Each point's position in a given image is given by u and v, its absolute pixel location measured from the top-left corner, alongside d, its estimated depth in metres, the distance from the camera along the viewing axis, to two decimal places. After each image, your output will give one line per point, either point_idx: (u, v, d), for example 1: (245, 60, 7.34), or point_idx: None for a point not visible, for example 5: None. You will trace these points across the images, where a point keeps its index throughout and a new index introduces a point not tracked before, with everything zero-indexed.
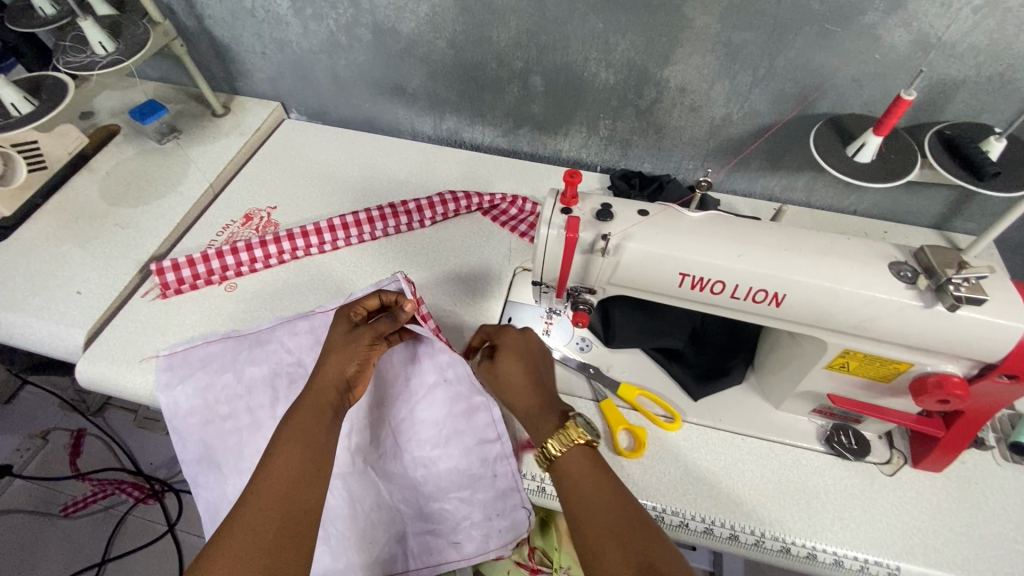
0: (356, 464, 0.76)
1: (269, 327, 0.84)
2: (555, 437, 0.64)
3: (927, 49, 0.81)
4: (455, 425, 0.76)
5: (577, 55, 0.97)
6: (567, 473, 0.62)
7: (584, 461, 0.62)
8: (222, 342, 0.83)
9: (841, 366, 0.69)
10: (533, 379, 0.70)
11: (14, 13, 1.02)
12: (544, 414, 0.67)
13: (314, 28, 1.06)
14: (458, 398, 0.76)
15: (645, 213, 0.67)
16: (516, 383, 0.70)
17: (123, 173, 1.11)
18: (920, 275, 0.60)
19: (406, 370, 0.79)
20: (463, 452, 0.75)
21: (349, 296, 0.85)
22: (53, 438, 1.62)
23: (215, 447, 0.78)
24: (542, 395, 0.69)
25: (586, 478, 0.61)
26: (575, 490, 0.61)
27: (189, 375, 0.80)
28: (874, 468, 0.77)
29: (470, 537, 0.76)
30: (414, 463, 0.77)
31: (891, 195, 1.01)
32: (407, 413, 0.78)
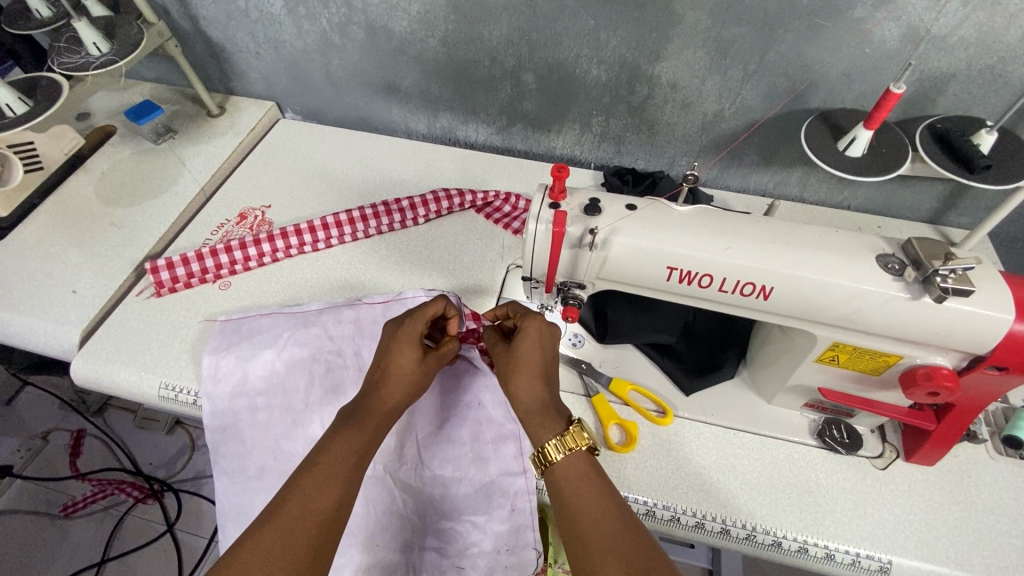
0: (378, 470, 0.77)
1: (316, 311, 0.87)
2: (555, 441, 0.63)
3: (916, 42, 0.81)
4: (483, 440, 0.78)
5: (569, 52, 0.97)
6: (564, 480, 0.62)
7: (583, 468, 0.62)
8: (273, 320, 0.86)
9: (831, 359, 0.69)
10: (542, 370, 0.69)
11: (10, 15, 1.02)
12: (546, 414, 0.67)
13: (307, 28, 1.06)
14: (490, 424, 0.79)
15: (633, 207, 0.67)
16: (530, 371, 0.69)
17: (120, 173, 1.11)
18: (908, 267, 0.60)
19: (444, 386, 0.82)
20: (485, 477, 0.76)
21: (398, 295, 0.88)
22: (54, 439, 1.62)
23: (246, 418, 0.79)
24: (546, 392, 0.68)
25: (585, 485, 0.61)
26: (575, 497, 0.60)
27: (234, 344, 0.83)
28: (866, 462, 0.76)
29: (476, 566, 0.73)
30: (434, 480, 0.77)
31: (884, 190, 1.01)
32: (436, 429, 0.80)
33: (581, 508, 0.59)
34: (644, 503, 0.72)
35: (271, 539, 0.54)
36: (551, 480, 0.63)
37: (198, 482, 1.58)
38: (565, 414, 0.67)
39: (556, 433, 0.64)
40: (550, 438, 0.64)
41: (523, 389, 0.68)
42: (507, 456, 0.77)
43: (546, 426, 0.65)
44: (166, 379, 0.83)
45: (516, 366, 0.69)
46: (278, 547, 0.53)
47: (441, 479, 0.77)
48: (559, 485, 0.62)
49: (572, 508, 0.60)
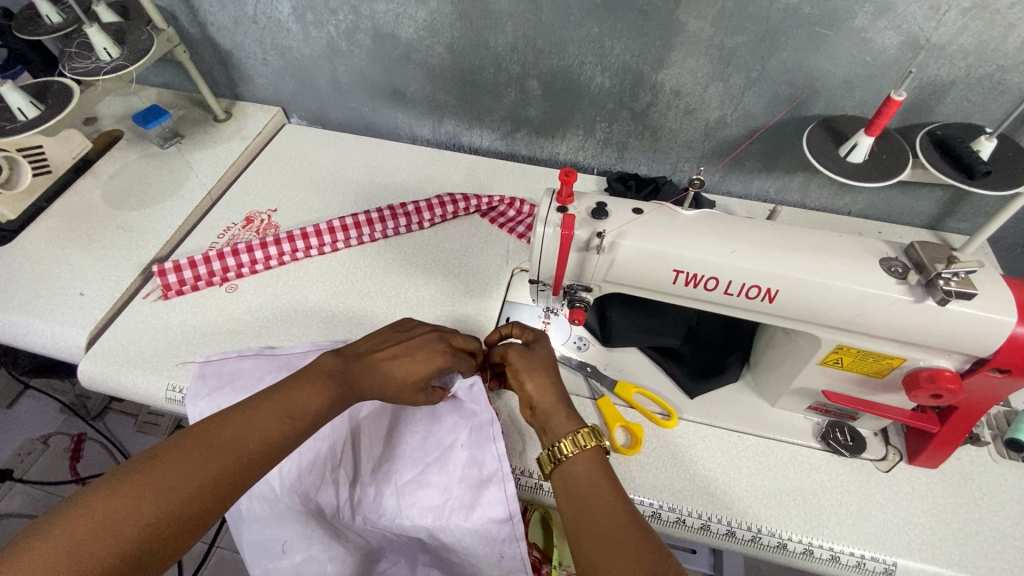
0: (359, 513, 0.75)
1: (302, 352, 0.83)
2: (569, 436, 0.65)
3: (916, 50, 0.83)
4: (466, 485, 0.72)
5: (573, 59, 0.98)
6: (577, 478, 0.62)
7: (595, 466, 0.63)
8: (253, 361, 0.82)
9: (835, 362, 0.70)
10: (555, 369, 0.74)
11: (20, 21, 1.04)
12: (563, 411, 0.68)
13: (315, 34, 1.07)
14: (472, 467, 0.73)
15: (639, 211, 0.68)
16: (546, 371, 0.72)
17: (127, 177, 1.12)
18: (910, 271, 0.61)
19: (426, 424, 0.78)
20: (469, 528, 0.71)
21: None
22: (54, 443, 1.62)
23: None
24: (561, 390, 0.71)
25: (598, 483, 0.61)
26: (587, 493, 0.60)
27: (217, 388, 0.79)
28: (870, 464, 0.77)
29: None
30: (416, 528, 0.73)
31: (885, 196, 1.02)
32: (414, 475, 0.74)
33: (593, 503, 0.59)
34: (650, 505, 0.72)
35: (186, 464, 0.51)
36: (562, 477, 0.63)
37: None
38: (579, 413, 0.69)
39: (571, 429, 0.66)
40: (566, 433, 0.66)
41: (534, 386, 0.71)
42: (489, 506, 0.71)
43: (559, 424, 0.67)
44: (173, 382, 0.83)
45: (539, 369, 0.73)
46: (177, 481, 0.50)
47: (423, 528, 0.73)
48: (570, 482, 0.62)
49: (583, 504, 0.60)
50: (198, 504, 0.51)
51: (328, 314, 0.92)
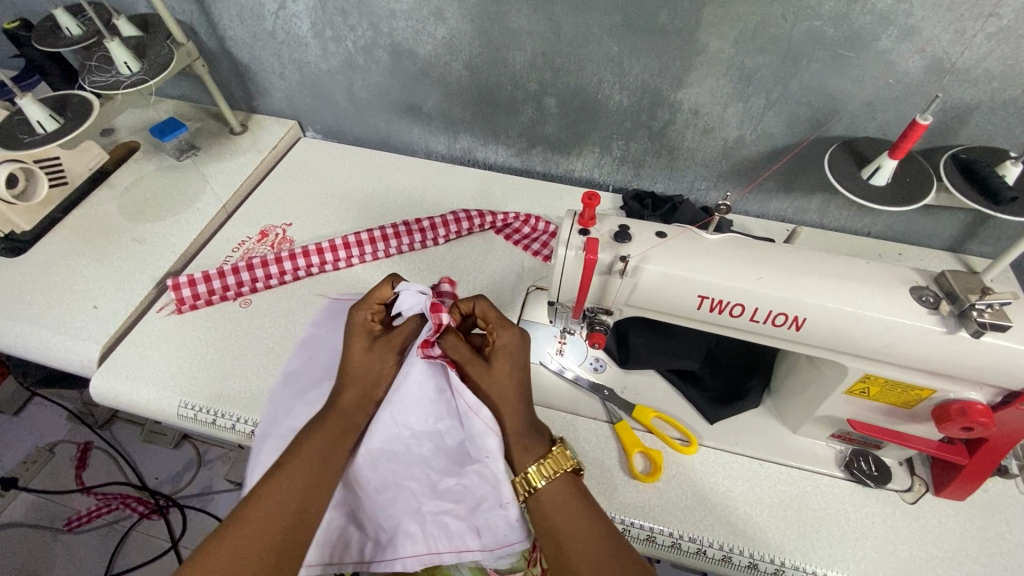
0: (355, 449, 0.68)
1: None
2: (536, 466, 0.61)
3: (941, 74, 0.82)
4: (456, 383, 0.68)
5: (591, 78, 0.98)
6: (548, 509, 0.59)
7: (567, 491, 0.60)
8: None
9: (861, 391, 0.68)
10: (522, 397, 0.65)
11: (42, 34, 1.04)
12: (524, 437, 0.63)
13: (333, 50, 1.08)
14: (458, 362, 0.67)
15: (662, 235, 0.67)
16: (511, 400, 0.65)
17: (142, 189, 1.12)
18: (942, 300, 0.60)
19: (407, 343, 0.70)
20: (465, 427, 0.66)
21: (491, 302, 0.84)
22: (60, 451, 1.61)
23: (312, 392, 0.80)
24: (523, 413, 0.65)
25: (569, 512, 0.59)
26: (561, 525, 0.58)
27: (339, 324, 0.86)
28: (895, 496, 0.75)
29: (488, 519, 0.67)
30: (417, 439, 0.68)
31: (905, 218, 1.01)
32: (399, 381, 0.67)
33: (564, 533, 0.58)
34: (670, 535, 0.70)
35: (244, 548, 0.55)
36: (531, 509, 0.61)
37: (204, 498, 1.56)
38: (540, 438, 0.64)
39: (536, 456, 0.62)
40: (530, 462, 0.62)
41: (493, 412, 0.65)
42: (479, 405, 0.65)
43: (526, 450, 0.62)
44: (185, 399, 0.82)
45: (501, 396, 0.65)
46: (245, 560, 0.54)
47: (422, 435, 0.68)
48: (543, 514, 0.60)
49: (552, 533, 0.58)
50: (280, 550, 0.56)
51: None
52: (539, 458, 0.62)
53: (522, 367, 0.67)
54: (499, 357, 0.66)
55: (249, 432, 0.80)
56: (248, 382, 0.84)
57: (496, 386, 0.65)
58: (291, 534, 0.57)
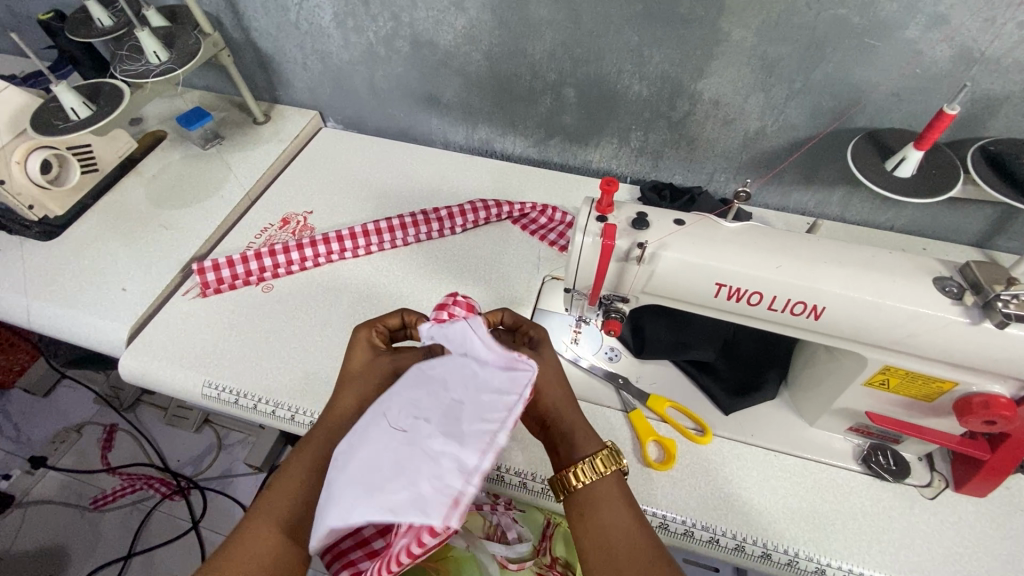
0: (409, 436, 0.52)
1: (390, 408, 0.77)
2: (587, 461, 0.60)
3: (970, 64, 0.80)
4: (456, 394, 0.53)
5: (610, 69, 0.98)
6: (594, 504, 0.59)
7: (615, 491, 0.60)
8: None
9: (881, 383, 0.67)
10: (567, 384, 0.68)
11: (75, 25, 1.07)
12: (581, 428, 0.64)
13: (355, 40, 1.09)
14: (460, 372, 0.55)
15: (681, 222, 0.67)
16: (558, 381, 0.67)
17: (170, 177, 1.15)
18: (966, 292, 0.59)
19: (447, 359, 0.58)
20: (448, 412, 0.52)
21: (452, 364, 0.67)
22: (87, 432, 1.66)
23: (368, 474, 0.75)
24: (572, 406, 0.66)
25: (616, 509, 0.58)
26: (605, 513, 0.58)
27: None
28: (914, 491, 0.74)
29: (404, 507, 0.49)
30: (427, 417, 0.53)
31: (930, 212, 0.99)
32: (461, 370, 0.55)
33: (610, 532, 0.57)
34: (682, 522, 0.71)
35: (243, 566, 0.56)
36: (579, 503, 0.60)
37: (224, 481, 1.60)
38: (597, 432, 0.64)
39: (590, 452, 0.61)
40: (585, 456, 0.61)
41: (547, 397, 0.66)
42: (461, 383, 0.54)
43: (578, 444, 0.62)
44: (210, 379, 0.85)
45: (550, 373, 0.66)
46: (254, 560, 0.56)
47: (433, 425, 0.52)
48: (590, 509, 0.59)
49: (597, 528, 0.57)
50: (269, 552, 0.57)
51: (361, 316, 0.93)
52: (591, 454, 0.61)
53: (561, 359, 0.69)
54: (546, 347, 0.69)
55: (270, 412, 0.82)
56: (270, 365, 0.86)
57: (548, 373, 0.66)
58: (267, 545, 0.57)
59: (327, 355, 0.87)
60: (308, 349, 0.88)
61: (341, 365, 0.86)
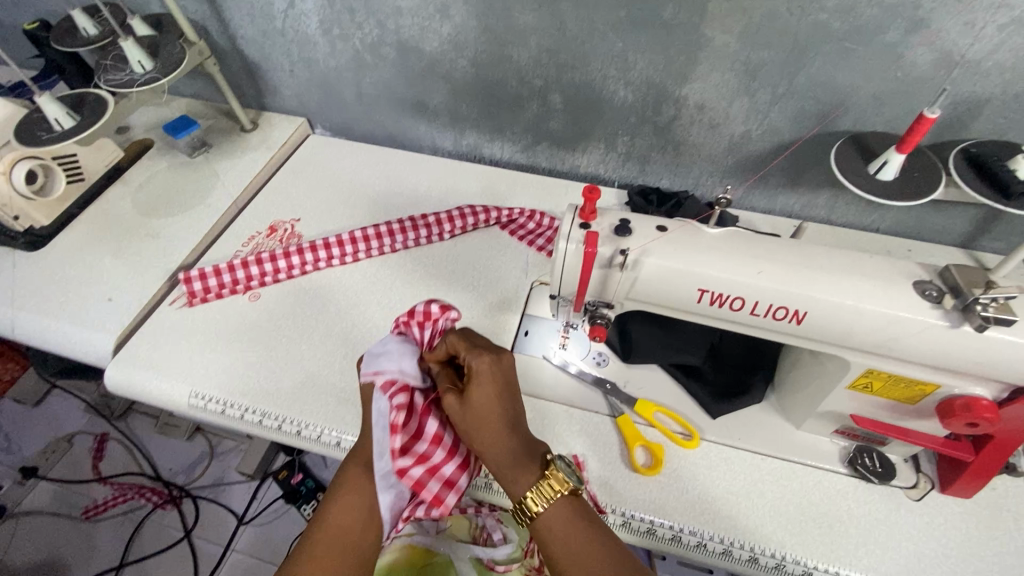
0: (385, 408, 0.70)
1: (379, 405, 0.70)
2: (533, 493, 0.61)
3: (950, 67, 0.81)
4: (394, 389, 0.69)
5: (596, 74, 0.98)
6: (549, 530, 0.61)
7: (569, 513, 0.61)
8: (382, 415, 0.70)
9: (864, 386, 0.68)
10: (505, 410, 0.64)
11: (59, 34, 1.07)
12: (516, 462, 0.63)
13: (341, 47, 1.09)
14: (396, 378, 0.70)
15: (663, 229, 0.67)
16: (486, 421, 0.63)
17: (156, 185, 1.15)
18: (945, 295, 0.59)
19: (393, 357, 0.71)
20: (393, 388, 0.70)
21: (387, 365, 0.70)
22: (77, 442, 1.65)
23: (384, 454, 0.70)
24: (512, 438, 0.64)
25: (571, 532, 0.60)
26: (560, 541, 0.60)
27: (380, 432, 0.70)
28: (900, 492, 0.74)
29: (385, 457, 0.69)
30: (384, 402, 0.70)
31: (914, 214, 1.00)
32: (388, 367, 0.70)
33: (568, 555, 0.59)
34: (670, 527, 0.71)
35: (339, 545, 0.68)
36: (539, 532, 0.62)
37: (215, 489, 1.59)
38: (533, 454, 0.64)
39: (533, 481, 0.62)
40: (528, 488, 0.62)
41: (478, 437, 0.64)
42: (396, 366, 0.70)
43: (518, 478, 0.62)
44: (196, 389, 0.84)
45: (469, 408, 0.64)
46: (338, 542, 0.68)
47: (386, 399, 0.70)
48: (546, 538, 0.61)
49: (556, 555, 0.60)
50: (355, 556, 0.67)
51: (348, 324, 0.93)
52: (535, 484, 0.62)
53: (495, 392, 0.64)
54: (472, 381, 0.64)
55: (257, 422, 0.82)
56: (257, 373, 0.86)
57: (470, 409, 0.64)
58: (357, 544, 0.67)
59: (315, 363, 0.87)
60: (295, 358, 0.88)
61: (329, 374, 0.86)
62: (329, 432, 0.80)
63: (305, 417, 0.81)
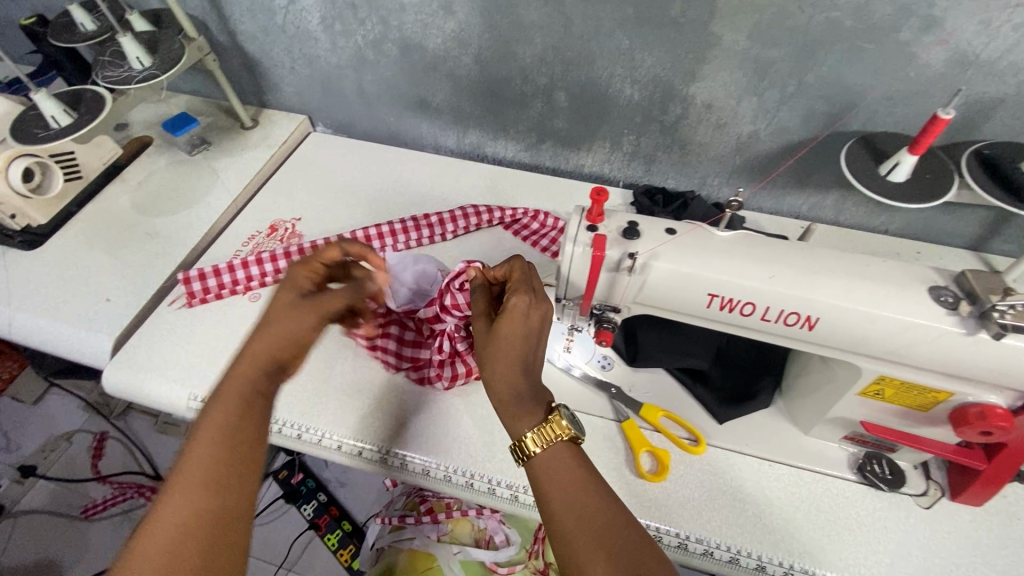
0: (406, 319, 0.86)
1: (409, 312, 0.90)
2: (534, 432, 0.59)
3: (964, 66, 0.79)
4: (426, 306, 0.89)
5: (602, 72, 0.97)
6: (548, 474, 0.57)
7: (569, 460, 0.58)
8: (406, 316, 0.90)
9: (876, 393, 0.66)
10: (524, 352, 0.64)
11: (56, 29, 1.05)
12: (520, 403, 0.61)
13: (343, 44, 1.07)
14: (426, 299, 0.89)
15: (672, 232, 0.65)
16: (513, 350, 0.63)
17: (156, 183, 1.13)
18: (962, 301, 0.58)
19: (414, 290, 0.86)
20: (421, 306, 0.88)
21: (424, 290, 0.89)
22: (76, 440, 1.64)
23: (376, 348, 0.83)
24: (526, 376, 0.63)
25: (571, 477, 0.57)
26: (558, 489, 0.56)
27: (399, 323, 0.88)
28: (909, 500, 0.73)
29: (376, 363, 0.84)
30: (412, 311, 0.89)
31: (924, 215, 0.98)
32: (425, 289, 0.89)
33: (568, 505, 0.55)
34: (676, 535, 0.70)
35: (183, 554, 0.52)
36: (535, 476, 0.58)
37: None
38: (543, 399, 0.62)
39: (534, 423, 0.60)
40: (529, 428, 0.60)
41: (491, 368, 0.63)
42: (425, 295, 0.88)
43: (522, 417, 0.60)
44: (196, 391, 0.83)
45: (495, 345, 0.64)
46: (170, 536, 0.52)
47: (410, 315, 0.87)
48: (540, 481, 0.58)
49: (552, 504, 0.56)
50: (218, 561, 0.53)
51: None
52: (539, 424, 0.60)
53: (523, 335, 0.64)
54: (504, 316, 0.64)
55: None
56: None
57: (494, 341, 0.64)
58: (218, 541, 0.53)
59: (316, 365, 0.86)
60: None
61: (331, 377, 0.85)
62: (330, 436, 0.79)
63: (305, 420, 0.80)
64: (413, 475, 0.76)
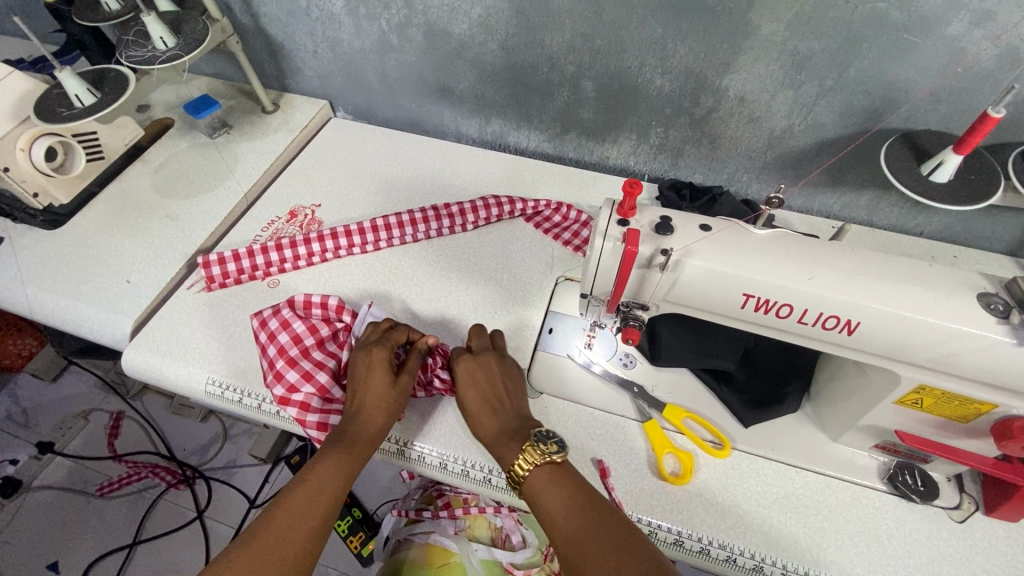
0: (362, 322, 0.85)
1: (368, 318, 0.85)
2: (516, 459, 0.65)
3: (1018, 63, 0.75)
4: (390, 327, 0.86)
5: (632, 61, 0.94)
6: (546, 498, 0.62)
7: (558, 484, 0.62)
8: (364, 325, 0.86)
9: (914, 402, 0.64)
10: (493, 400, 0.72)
11: (81, 8, 1.04)
12: (500, 439, 0.69)
13: (367, 28, 1.05)
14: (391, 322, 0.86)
15: (707, 229, 0.63)
16: (480, 403, 0.72)
17: (176, 165, 1.13)
18: (1013, 310, 0.55)
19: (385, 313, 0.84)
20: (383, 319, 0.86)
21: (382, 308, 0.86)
22: (93, 419, 1.66)
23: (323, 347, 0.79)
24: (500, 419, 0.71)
25: (569, 504, 0.61)
26: (560, 516, 0.60)
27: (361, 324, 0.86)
28: (942, 513, 0.71)
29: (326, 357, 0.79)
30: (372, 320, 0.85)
31: (963, 219, 0.95)
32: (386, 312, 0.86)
33: (571, 529, 0.58)
34: (697, 540, 0.68)
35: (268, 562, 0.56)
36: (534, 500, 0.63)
37: (228, 471, 1.60)
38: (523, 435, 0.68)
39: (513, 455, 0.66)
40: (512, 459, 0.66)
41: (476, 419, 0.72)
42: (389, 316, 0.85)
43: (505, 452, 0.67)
44: (213, 376, 0.83)
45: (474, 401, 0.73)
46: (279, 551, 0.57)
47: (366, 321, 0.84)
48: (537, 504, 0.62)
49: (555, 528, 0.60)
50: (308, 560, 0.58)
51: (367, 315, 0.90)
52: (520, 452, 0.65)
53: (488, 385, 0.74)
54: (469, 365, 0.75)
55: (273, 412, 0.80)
56: None
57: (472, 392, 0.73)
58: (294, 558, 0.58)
59: None
60: None
61: None
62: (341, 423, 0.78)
63: None
64: (429, 468, 0.75)
